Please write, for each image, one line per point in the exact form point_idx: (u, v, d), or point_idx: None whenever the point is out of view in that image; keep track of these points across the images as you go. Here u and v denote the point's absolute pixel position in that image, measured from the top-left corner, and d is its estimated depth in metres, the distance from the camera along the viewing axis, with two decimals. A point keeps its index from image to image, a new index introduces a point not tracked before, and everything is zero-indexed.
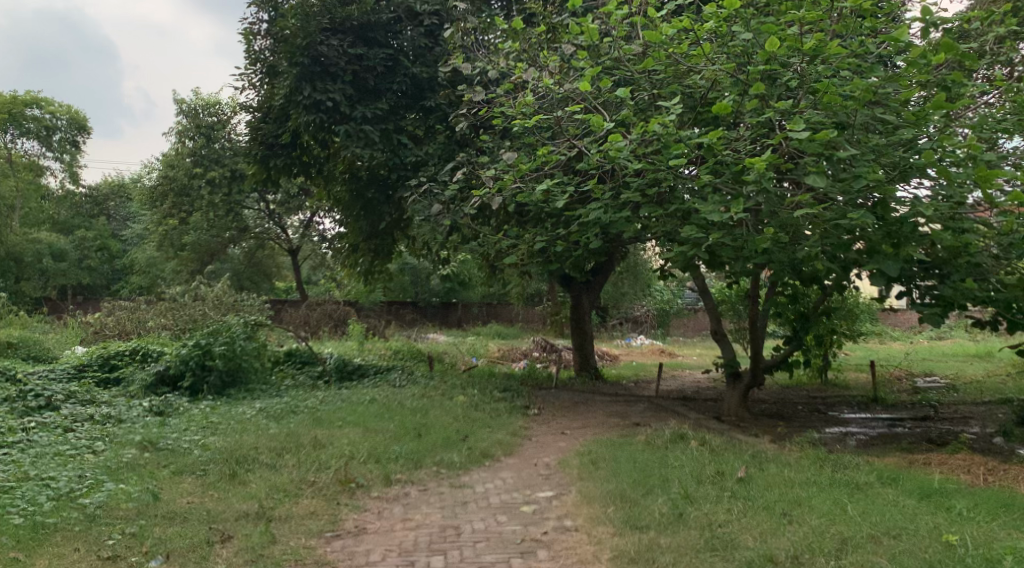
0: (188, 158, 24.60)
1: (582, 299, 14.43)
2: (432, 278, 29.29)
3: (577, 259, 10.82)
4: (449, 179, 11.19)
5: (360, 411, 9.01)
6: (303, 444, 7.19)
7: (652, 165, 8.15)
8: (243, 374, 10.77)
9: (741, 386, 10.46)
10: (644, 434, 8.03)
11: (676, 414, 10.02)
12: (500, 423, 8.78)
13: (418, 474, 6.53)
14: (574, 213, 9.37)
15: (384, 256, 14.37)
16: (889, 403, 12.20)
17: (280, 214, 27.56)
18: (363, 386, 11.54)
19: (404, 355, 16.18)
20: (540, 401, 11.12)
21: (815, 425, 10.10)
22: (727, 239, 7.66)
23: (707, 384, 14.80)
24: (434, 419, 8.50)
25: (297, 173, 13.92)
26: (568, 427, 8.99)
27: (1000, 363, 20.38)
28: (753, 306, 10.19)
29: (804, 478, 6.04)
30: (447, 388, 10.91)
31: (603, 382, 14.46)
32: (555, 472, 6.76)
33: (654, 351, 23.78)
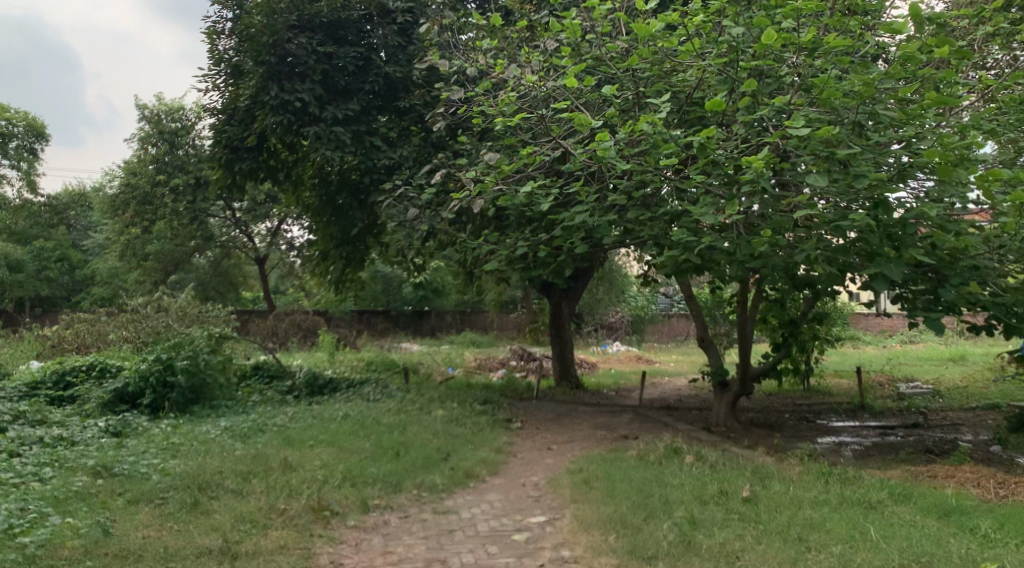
0: (151, 165, 23.84)
1: (561, 307, 14.02)
2: (405, 287, 28.72)
3: (559, 265, 10.41)
4: (425, 183, 10.73)
5: (333, 428, 8.48)
6: (272, 467, 6.66)
7: (640, 166, 7.77)
8: (207, 391, 10.17)
9: (729, 396, 10.10)
10: (635, 449, 7.61)
11: (665, 426, 9.64)
12: (482, 439, 8.32)
13: (397, 498, 6.04)
14: (558, 217, 8.96)
15: (356, 265, 13.83)
16: (876, 410, 11.95)
17: (247, 222, 26.82)
18: (335, 400, 11.00)
19: (377, 366, 15.64)
20: (521, 413, 10.67)
21: (806, 435, 9.76)
22: (720, 242, 7.30)
23: (689, 392, 14.47)
24: (413, 436, 8.01)
25: (264, 178, 13.35)
26: (553, 442, 8.55)
27: (977, 367, 20.36)
28: (742, 312, 9.83)
29: (812, 496, 5.69)
30: (425, 402, 10.42)
31: (583, 392, 14.04)
32: (546, 493, 6.31)
33: (631, 359, 23.47)
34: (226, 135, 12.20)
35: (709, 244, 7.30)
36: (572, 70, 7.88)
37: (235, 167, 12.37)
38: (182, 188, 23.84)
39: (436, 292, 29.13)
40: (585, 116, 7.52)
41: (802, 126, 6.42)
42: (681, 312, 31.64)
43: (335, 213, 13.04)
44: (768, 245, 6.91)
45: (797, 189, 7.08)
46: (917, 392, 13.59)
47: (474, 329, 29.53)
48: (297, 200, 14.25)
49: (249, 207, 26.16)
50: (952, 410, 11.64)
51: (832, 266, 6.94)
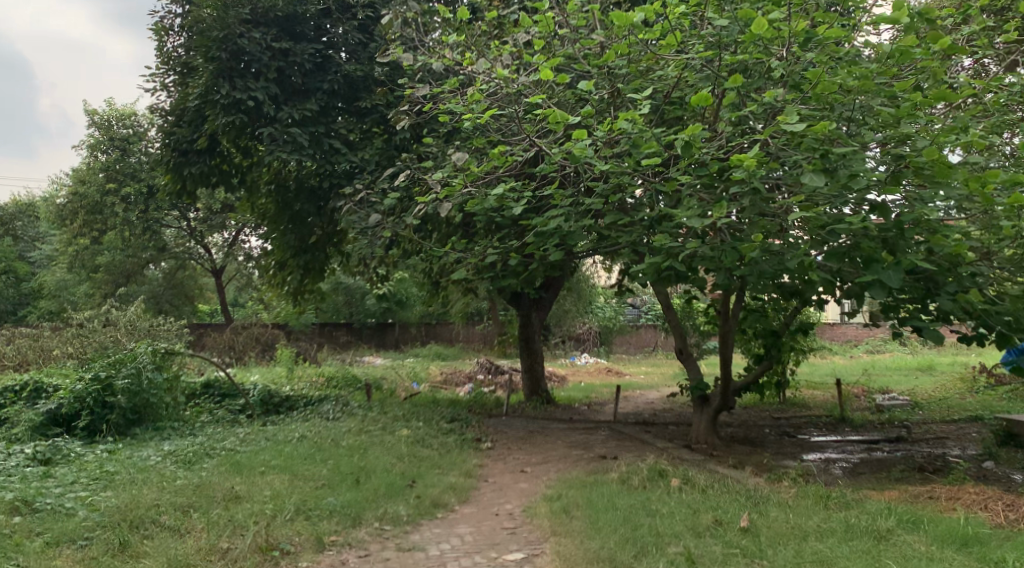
0: (100, 172, 22.79)
1: (531, 317, 13.51)
2: (368, 298, 27.89)
3: (530, 274, 9.86)
4: (388, 187, 10.13)
5: (288, 452, 7.80)
6: (217, 498, 5.98)
7: (619, 167, 7.29)
8: (150, 411, 9.39)
9: (709, 411, 9.61)
10: (616, 471, 7.07)
11: (643, 444, 9.12)
12: (450, 462, 7.71)
13: (357, 533, 5.41)
14: (531, 223, 8.42)
15: (315, 275, 13.14)
16: (857, 423, 11.57)
17: (202, 232, 25.85)
18: (291, 420, 10.30)
19: (338, 382, 14.90)
20: (491, 431, 10.08)
21: (791, 452, 9.32)
22: (705, 248, 6.81)
23: (664, 405, 14.00)
24: (375, 460, 7.38)
25: (217, 183, 12.60)
26: (527, 464, 7.96)
27: (947, 377, 20.22)
28: (724, 323, 9.37)
29: (814, 523, 5.20)
30: (388, 420, 9.76)
31: (554, 406, 13.52)
32: (522, 524, 5.73)
33: (601, 371, 22.96)
34: (175, 137, 11.46)
35: (694, 250, 6.81)
36: (547, 64, 7.38)
37: (185, 171, 11.63)
38: (134, 196, 22.84)
39: (400, 305, 28.36)
40: (561, 113, 7.01)
41: (795, 120, 6.00)
42: (649, 323, 31.26)
43: (293, 221, 12.34)
44: (758, 251, 6.44)
45: (787, 190, 6.65)
46: (895, 403, 13.29)
47: (440, 341, 28.84)
48: (252, 208, 13.51)
49: (205, 216, 25.21)
50: (934, 422, 11.31)
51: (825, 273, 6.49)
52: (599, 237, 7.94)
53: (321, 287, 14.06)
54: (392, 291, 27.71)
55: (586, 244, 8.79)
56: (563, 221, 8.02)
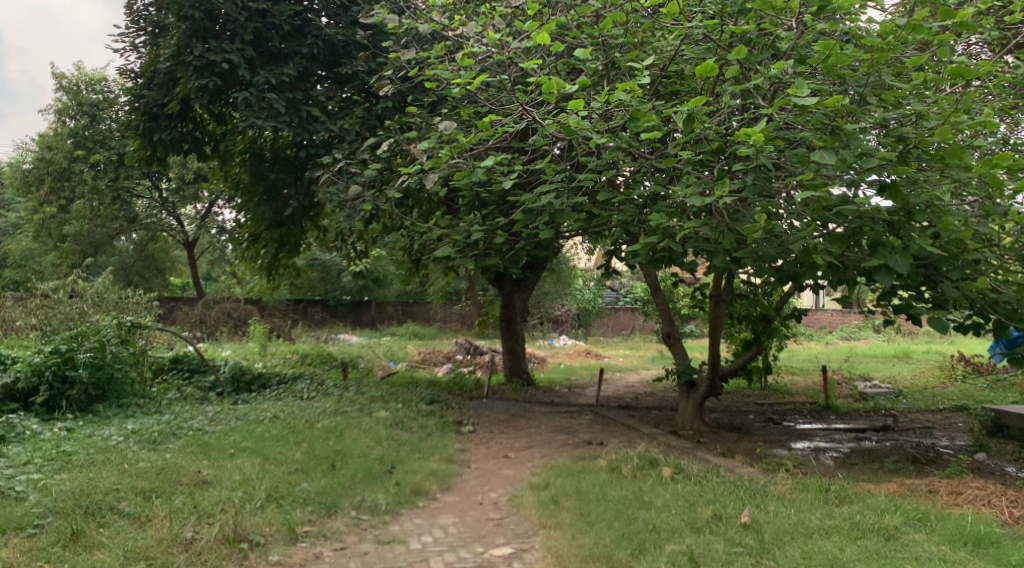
0: (68, 138, 21.97)
1: (514, 298, 13.17)
2: (344, 275, 27.34)
3: (515, 252, 9.50)
4: (369, 158, 9.70)
5: (260, 434, 7.40)
6: (182, 483, 5.60)
7: (615, 141, 6.95)
8: (114, 386, 8.93)
9: (696, 396, 9.34)
10: (605, 459, 6.78)
11: (629, 430, 8.85)
12: (430, 446, 7.37)
13: (333, 524, 5.07)
14: (519, 199, 8.04)
15: (290, 249, 12.68)
16: (842, 411, 11.41)
17: (174, 203, 25.12)
18: (264, 398, 9.90)
19: (313, 360, 14.47)
20: (471, 414, 9.75)
21: (779, 440, 9.09)
22: (705, 227, 6.49)
23: (646, 389, 13.77)
24: (352, 444, 7.01)
25: (189, 150, 12.05)
26: (511, 449, 7.65)
27: (924, 365, 20.23)
28: (714, 308, 9.07)
29: (817, 519, 4.94)
30: (365, 401, 9.39)
31: (534, 388, 13.22)
32: (508, 515, 5.42)
33: (579, 353, 22.72)
34: (144, 100, 10.87)
35: (693, 228, 6.48)
36: (542, 29, 6.95)
37: (154, 136, 11.06)
38: (103, 164, 22.03)
39: (377, 282, 27.86)
40: (556, 81, 6.62)
41: (806, 94, 5.67)
42: (628, 306, 31.04)
43: (268, 192, 11.84)
44: (762, 232, 6.13)
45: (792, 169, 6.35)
46: (879, 391, 13.15)
47: (417, 320, 28.45)
48: (226, 177, 12.96)
49: (177, 187, 24.45)
50: (919, 412, 11.17)
51: (830, 256, 6.20)
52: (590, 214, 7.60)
53: (296, 262, 13.57)
54: (369, 268, 27.17)
55: (576, 222, 8.43)
56: (554, 196, 7.67)
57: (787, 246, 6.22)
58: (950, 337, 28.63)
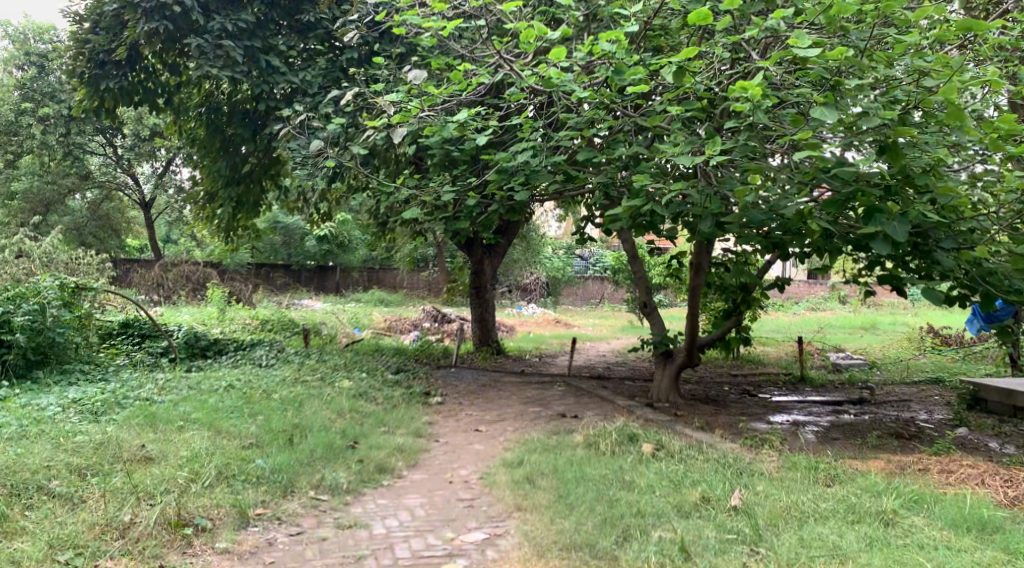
0: (15, 90, 20.86)
1: (484, 265, 12.70)
2: (308, 239, 26.58)
3: (487, 216, 9.04)
4: (334, 112, 9.12)
5: (212, 405, 6.91)
6: (123, 460, 5.11)
7: (598, 95, 6.52)
8: (56, 351, 8.34)
9: (673, 367, 9.02)
10: (581, 434, 6.43)
11: (603, 402, 8.52)
12: (396, 419, 6.95)
13: (288, 506, 4.64)
14: (493, 158, 7.56)
15: (250, 209, 12.05)
16: (817, 383, 11.21)
17: (130, 160, 24.10)
18: (219, 365, 9.38)
19: (273, 326, 13.90)
20: (439, 384, 9.34)
21: (757, 413, 8.82)
22: (692, 189, 6.09)
23: (617, 360, 13.47)
24: (311, 416, 6.56)
25: (140, 101, 11.31)
26: (481, 422, 7.27)
27: (891, 337, 20.28)
28: (695, 277, 8.66)
29: (810, 501, 4.62)
30: (327, 370, 8.91)
31: (504, 358, 12.84)
32: (480, 495, 5.04)
33: (548, 322, 22.42)
34: (90, 45, 10.11)
35: (680, 189, 6.07)
36: None
37: (101, 85, 10.30)
38: (53, 118, 20.90)
39: (342, 247, 27.17)
40: (536, 29, 6.13)
41: (807, 46, 5.26)
42: (597, 274, 30.74)
43: (224, 147, 11.17)
44: (753, 195, 5.75)
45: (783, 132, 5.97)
46: (852, 362, 13.00)
47: (383, 287, 27.88)
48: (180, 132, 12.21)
49: (133, 144, 23.40)
50: (894, 385, 11.01)
51: (824, 222, 5.84)
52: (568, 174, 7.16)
53: (255, 224, 12.94)
54: (334, 233, 26.43)
55: (553, 184, 7.99)
56: (530, 154, 7.19)
57: (780, 210, 5.86)
58: (914, 309, 28.85)
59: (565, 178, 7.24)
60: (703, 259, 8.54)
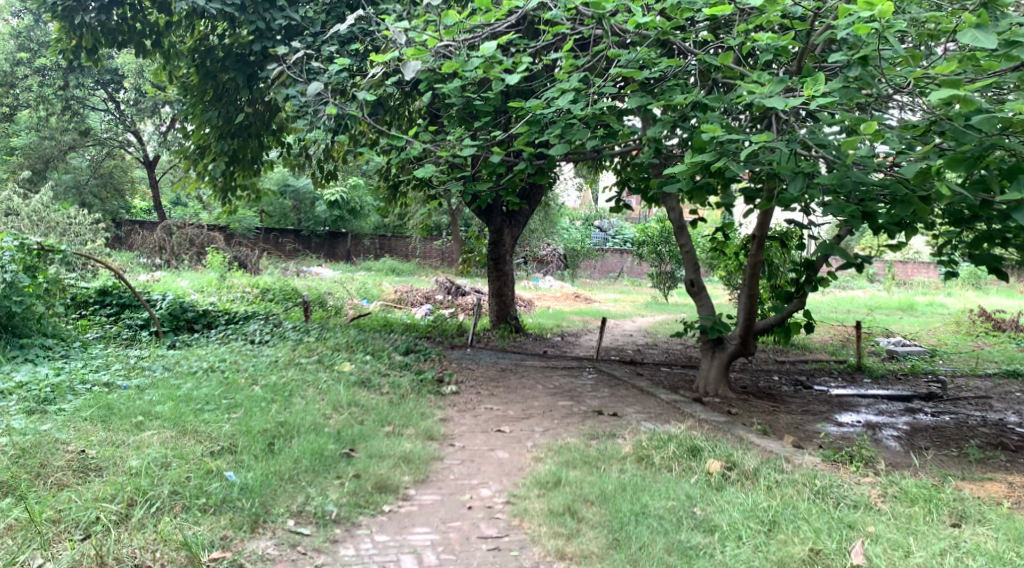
0: (11, 40, 19.66)
1: (504, 233, 11.47)
2: (317, 204, 25.43)
3: (513, 177, 7.82)
4: (340, 51, 7.93)
5: (184, 395, 5.79)
6: (52, 474, 4.02)
7: (660, 21, 5.33)
8: (16, 324, 7.24)
9: (723, 355, 7.82)
10: (628, 442, 5.28)
11: (644, 395, 7.36)
12: (404, 414, 5.83)
13: (257, 549, 3.55)
14: (526, 104, 6.36)
15: (247, 167, 10.89)
16: (877, 373, 9.99)
17: (133, 117, 22.92)
18: (205, 342, 8.28)
19: (274, 296, 12.78)
20: (454, 368, 8.21)
21: (822, 411, 7.61)
22: (779, 141, 4.90)
23: (649, 342, 12.29)
24: (301, 412, 5.44)
25: (125, 42, 10.11)
26: (504, 419, 6.15)
27: (933, 320, 18.94)
28: (757, 252, 7.32)
29: (955, 558, 3.44)
30: (326, 350, 7.77)
31: (525, 336, 11.68)
32: (506, 530, 3.92)
33: (568, 296, 21.22)
34: None
35: (764, 141, 4.88)
36: None
37: (76, 20, 9.10)
38: (50, 69, 19.71)
39: (354, 214, 25.96)
40: None
41: None
42: (617, 247, 29.41)
43: (217, 95, 9.94)
44: (866, 150, 4.55)
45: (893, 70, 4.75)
46: (910, 349, 11.73)
47: (395, 255, 27.02)
48: (170, 79, 11.00)
49: (135, 100, 22.21)
50: (965, 377, 9.78)
51: (953, 185, 4.61)
52: (616, 122, 5.97)
53: (255, 184, 11.76)
54: (344, 198, 25.20)
55: (593, 139, 6.76)
56: (572, 98, 5.99)
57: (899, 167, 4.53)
58: (949, 291, 27.38)
59: (611, 128, 6.04)
60: (765, 230, 7.26)
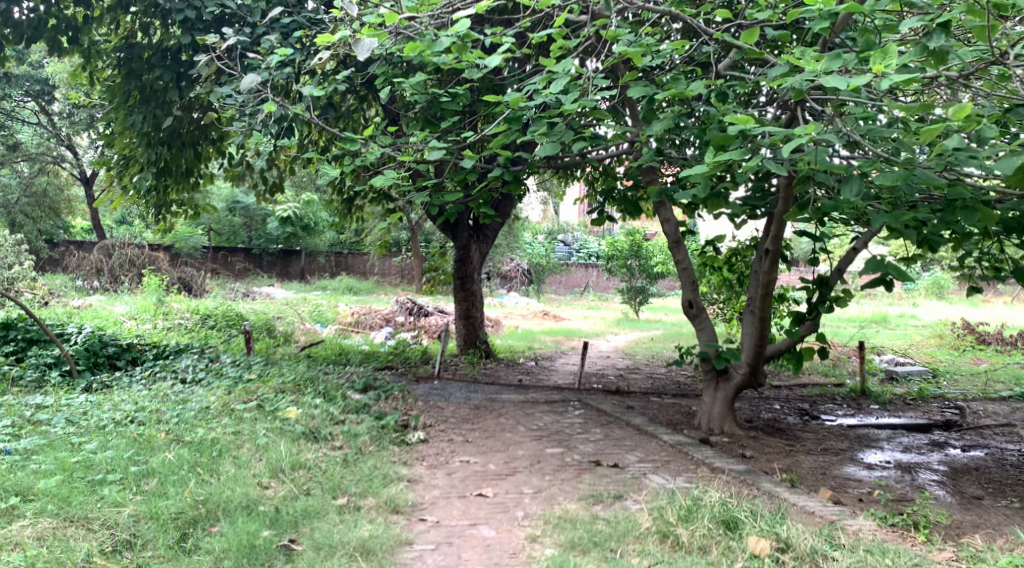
0: None
1: (471, 249, 10.38)
2: (270, 221, 24.08)
3: (486, 185, 6.76)
4: (283, 41, 6.80)
5: (82, 462, 4.57)
6: None
7: None
8: None
9: (729, 387, 6.84)
10: (644, 510, 4.25)
11: (644, 437, 6.34)
12: (363, 478, 4.70)
13: None
14: (504, 96, 5.34)
15: (180, 179, 9.64)
16: (883, 398, 9.13)
17: (67, 130, 21.25)
18: (127, 385, 7.01)
19: (216, 323, 11.49)
20: (420, 407, 7.09)
21: (843, 449, 6.65)
22: (827, 134, 4.03)
23: (629, 366, 11.29)
24: (230, 485, 4.29)
25: (35, 37, 8.78)
26: (485, 478, 5.05)
27: (911, 333, 18.31)
28: (770, 271, 6.26)
29: None
30: (268, 392, 6.57)
31: (495, 363, 10.60)
32: None
33: (536, 313, 20.19)
34: None
35: (812, 132, 4.01)
36: None
37: None
38: None
39: (307, 230, 24.63)
40: None
41: None
42: (582, 261, 28.54)
43: (143, 98, 8.58)
44: (953, 139, 3.70)
45: (964, 46, 3.90)
46: (909, 368, 10.92)
47: (352, 273, 25.63)
48: (90, 81, 9.71)
49: (69, 112, 20.59)
50: (979, 401, 8.96)
51: None
52: (617, 111, 5.00)
53: (191, 198, 10.52)
54: (297, 213, 24.04)
55: (583, 138, 5.75)
56: (562, 84, 4.98)
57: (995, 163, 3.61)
58: (915, 300, 27.06)
59: (610, 120, 5.05)
60: (779, 244, 6.23)
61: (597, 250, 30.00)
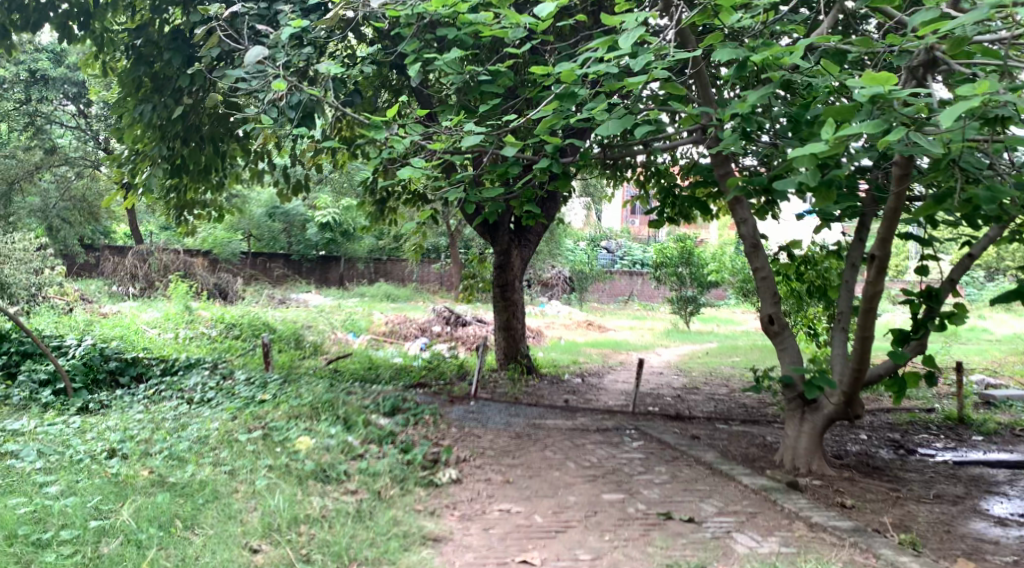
0: None
1: (512, 255, 9.40)
2: (308, 226, 23.51)
3: (533, 179, 5.80)
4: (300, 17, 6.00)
5: (36, 512, 3.73)
6: None
7: None
8: None
9: (818, 419, 5.74)
10: None
11: (719, 480, 5.27)
12: (379, 537, 3.76)
13: None
14: (559, 66, 4.40)
15: (199, 176, 8.89)
16: (988, 428, 7.90)
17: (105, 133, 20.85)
18: (126, 407, 6.18)
19: (239, 334, 10.70)
20: (454, 435, 6.15)
21: (963, 496, 5.49)
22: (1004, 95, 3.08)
23: (687, 385, 10.21)
24: (211, 551, 3.41)
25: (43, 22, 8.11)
26: (532, 536, 4.08)
27: (989, 348, 16.74)
28: (873, 282, 5.12)
29: None
30: (280, 419, 5.68)
31: (539, 380, 9.61)
32: None
33: (580, 324, 19.14)
34: None
35: (984, 93, 3.09)
36: None
37: None
38: None
39: (345, 236, 23.94)
40: None
41: None
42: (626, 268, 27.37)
43: (156, 87, 7.85)
44: None
45: None
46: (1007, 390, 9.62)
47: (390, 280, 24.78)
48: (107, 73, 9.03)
49: (106, 116, 20.23)
50: None
51: None
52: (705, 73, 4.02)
53: (214, 199, 9.74)
54: (336, 218, 23.37)
55: (650, 117, 4.76)
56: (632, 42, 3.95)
57: None
58: (982, 312, 25.28)
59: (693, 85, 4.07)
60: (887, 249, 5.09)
61: (642, 257, 28.79)
